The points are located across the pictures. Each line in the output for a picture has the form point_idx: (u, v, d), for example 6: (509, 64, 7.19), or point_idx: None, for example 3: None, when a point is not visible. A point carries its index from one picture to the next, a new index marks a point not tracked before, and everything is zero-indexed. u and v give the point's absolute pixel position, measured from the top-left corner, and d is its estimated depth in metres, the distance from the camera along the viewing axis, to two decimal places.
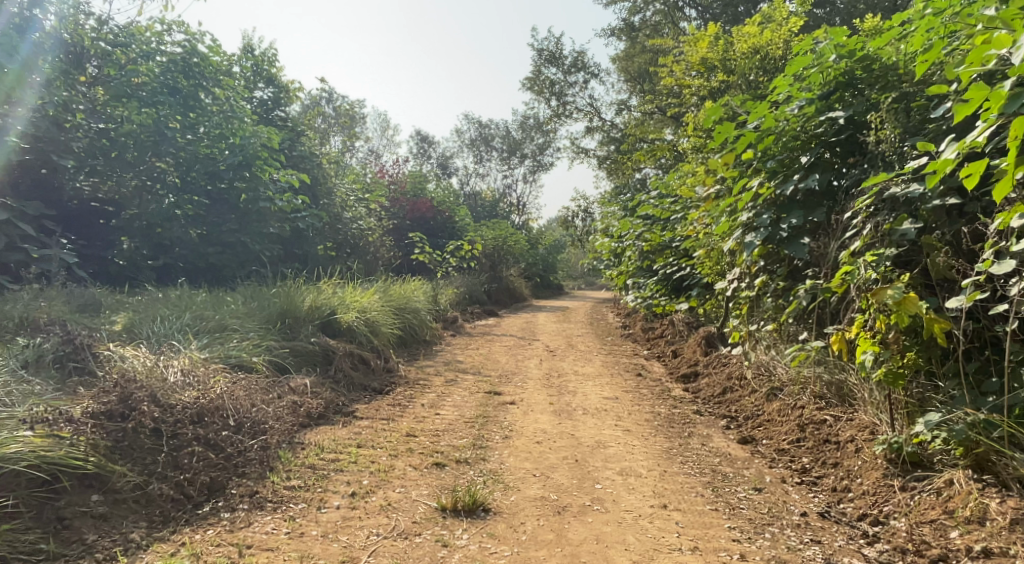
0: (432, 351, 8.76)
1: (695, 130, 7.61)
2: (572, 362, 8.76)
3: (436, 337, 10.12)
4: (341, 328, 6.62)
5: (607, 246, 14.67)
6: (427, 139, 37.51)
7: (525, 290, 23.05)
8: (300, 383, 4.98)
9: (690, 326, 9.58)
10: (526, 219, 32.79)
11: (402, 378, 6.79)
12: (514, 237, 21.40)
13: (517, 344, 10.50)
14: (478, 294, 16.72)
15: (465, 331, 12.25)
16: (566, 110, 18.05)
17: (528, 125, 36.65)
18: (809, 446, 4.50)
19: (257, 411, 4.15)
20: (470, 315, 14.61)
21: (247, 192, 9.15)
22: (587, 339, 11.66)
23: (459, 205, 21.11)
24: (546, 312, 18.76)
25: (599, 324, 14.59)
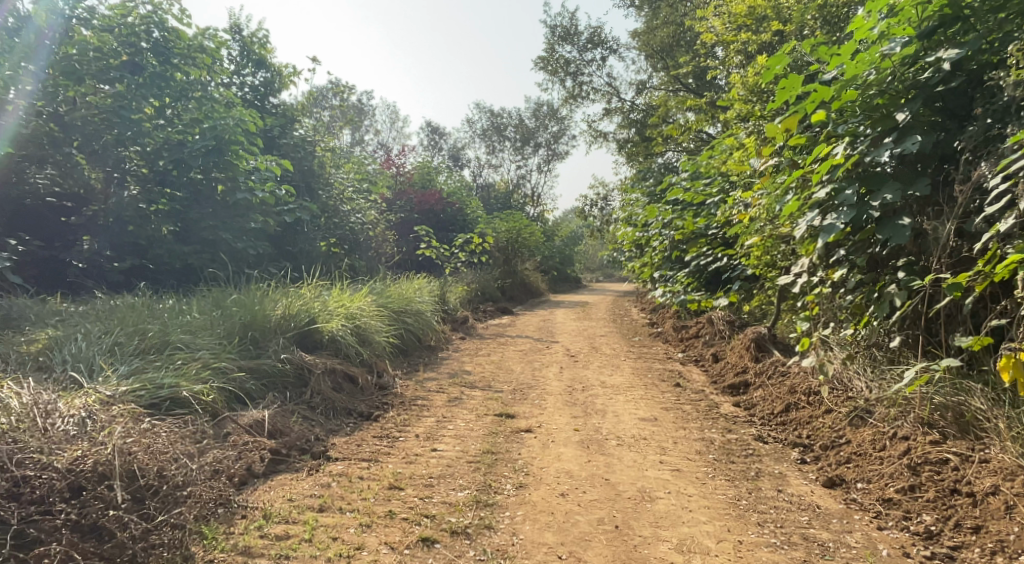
0: (437, 360, 7.69)
1: (742, 94, 6.41)
2: (596, 370, 7.63)
3: (444, 342, 9.05)
4: (322, 340, 5.56)
5: (630, 235, 13.49)
6: (438, 130, 36.45)
7: (542, 285, 21.96)
8: (257, 418, 3.95)
9: (730, 324, 8.42)
10: (541, 210, 31.64)
11: (397, 397, 5.72)
12: (529, 229, 20.29)
13: (534, 347, 9.41)
14: (491, 291, 15.65)
15: (477, 333, 11.18)
16: (582, 91, 16.83)
17: (542, 113, 35.42)
18: (928, 496, 3.38)
19: (180, 466, 3.12)
20: (482, 314, 13.55)
21: (226, 184, 7.90)
22: (612, 339, 10.53)
23: (471, 197, 20.01)
24: (564, 308, 17.65)
25: (623, 320, 13.46)
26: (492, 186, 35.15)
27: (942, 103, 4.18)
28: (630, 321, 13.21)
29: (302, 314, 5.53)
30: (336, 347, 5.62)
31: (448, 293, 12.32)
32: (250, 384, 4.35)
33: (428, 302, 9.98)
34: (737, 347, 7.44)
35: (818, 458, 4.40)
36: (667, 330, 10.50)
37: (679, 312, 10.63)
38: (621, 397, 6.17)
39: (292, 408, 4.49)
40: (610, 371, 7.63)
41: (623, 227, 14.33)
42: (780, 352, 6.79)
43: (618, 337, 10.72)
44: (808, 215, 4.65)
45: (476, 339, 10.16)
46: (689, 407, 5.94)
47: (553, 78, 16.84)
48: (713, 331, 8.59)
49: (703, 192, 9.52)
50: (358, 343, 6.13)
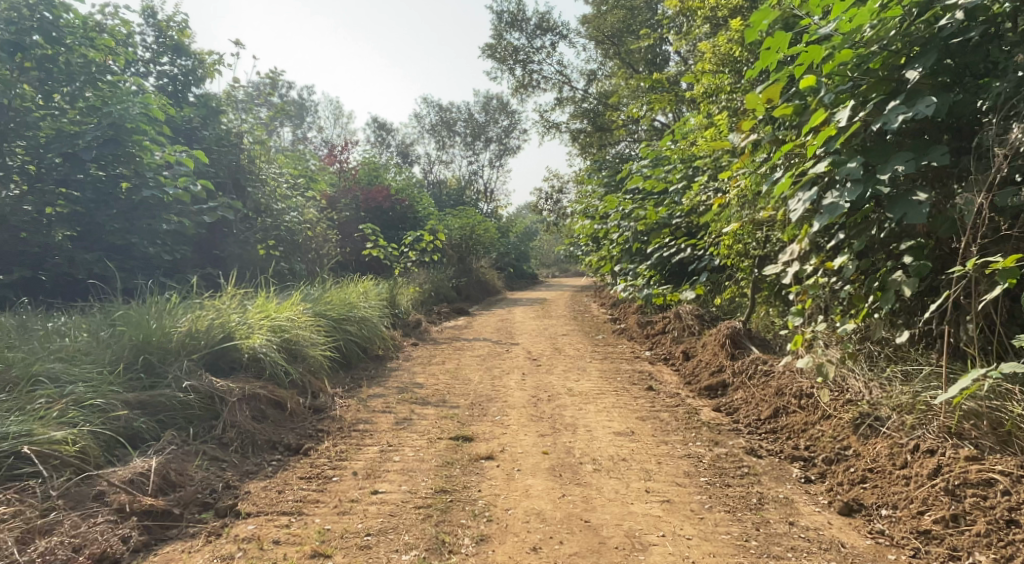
0: (384, 372, 6.89)
1: (711, 65, 5.81)
2: (561, 375, 6.96)
3: (393, 350, 8.27)
4: (240, 359, 4.73)
5: (589, 228, 12.88)
6: (385, 127, 35.33)
7: (497, 283, 21.23)
8: (133, 473, 3.24)
9: (701, 319, 7.86)
10: (493, 206, 30.87)
11: (334, 420, 4.93)
12: (483, 225, 19.55)
13: (492, 351, 8.68)
14: (444, 292, 14.86)
15: (429, 337, 10.38)
16: (532, 80, 16.14)
17: (491, 107, 34.65)
18: (979, 533, 2.85)
19: None
20: (435, 316, 12.74)
21: (130, 180, 6.91)
22: (575, 338, 9.88)
23: (420, 193, 19.13)
24: (522, 306, 16.96)
25: (584, 317, 12.84)
26: (443, 183, 34.24)
27: (951, 62, 3.66)
28: (592, 318, 12.60)
29: (216, 329, 4.69)
30: (258, 367, 4.80)
31: (398, 296, 11.48)
32: (138, 423, 3.63)
33: (374, 307, 9.16)
34: (710, 343, 6.85)
35: (823, 475, 3.81)
36: (631, 326, 9.90)
37: (643, 307, 10.05)
38: (591, 407, 5.50)
39: (197, 447, 3.72)
40: (576, 375, 6.96)
41: (579, 220, 13.69)
42: (758, 348, 6.22)
43: (580, 336, 10.08)
44: (802, 193, 4.02)
45: (428, 344, 9.39)
46: (667, 415, 5.30)
47: (502, 67, 16.10)
48: (682, 326, 8.00)
49: (667, 179, 8.94)
50: (285, 359, 5.30)
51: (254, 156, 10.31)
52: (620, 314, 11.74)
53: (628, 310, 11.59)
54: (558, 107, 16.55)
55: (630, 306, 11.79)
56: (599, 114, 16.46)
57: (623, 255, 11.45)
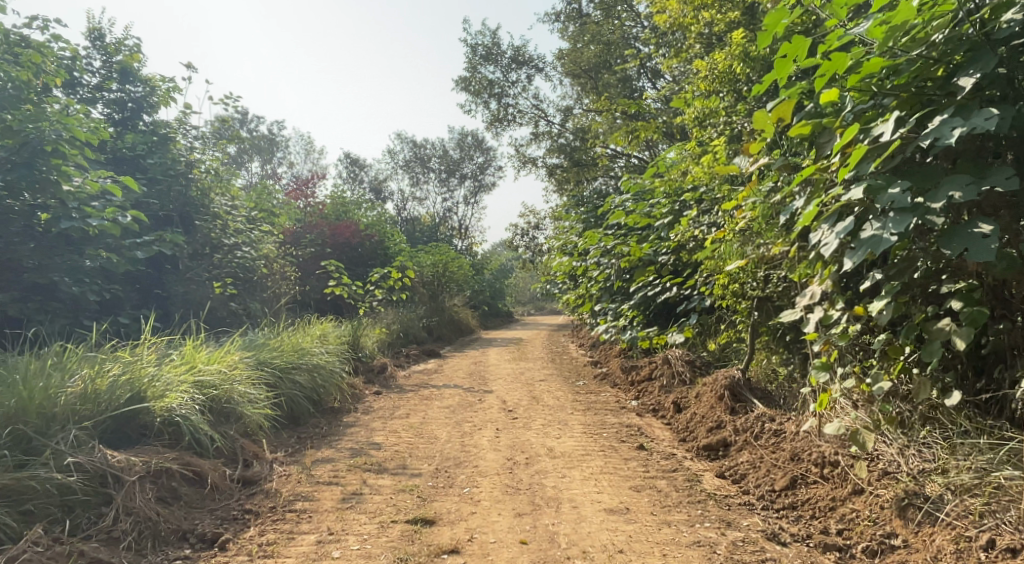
0: (340, 429, 6.06)
1: (705, 85, 5.23)
2: (539, 430, 6.21)
3: (351, 401, 7.45)
4: (153, 424, 3.93)
5: (567, 266, 12.24)
6: (358, 162, 34.69)
7: (471, 322, 20.41)
8: None
9: (691, 366, 7.18)
10: (467, 244, 30.20)
11: (268, 498, 4.11)
12: (455, 262, 18.82)
13: (463, 400, 7.91)
14: (413, 333, 14.07)
15: (395, 384, 9.55)
16: (507, 114, 15.63)
17: (466, 143, 34.29)
18: None
19: None
20: (402, 359, 11.92)
21: (50, 210, 6.12)
22: (553, 384, 9.13)
23: (391, 229, 18.41)
24: (496, 346, 16.16)
25: (562, 360, 12.10)
26: (417, 219, 33.57)
27: (1005, 72, 3.10)
28: (570, 361, 11.88)
29: (122, 387, 3.89)
30: (174, 434, 4.01)
31: (362, 338, 10.67)
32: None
33: (332, 352, 8.37)
34: (704, 394, 6.17)
35: None
36: (614, 370, 9.20)
37: (625, 350, 9.36)
38: (576, 473, 4.75)
39: (73, 547, 2.97)
40: (556, 430, 6.21)
41: (556, 257, 13.05)
42: (760, 403, 5.55)
43: (558, 382, 9.35)
44: (830, 224, 3.37)
45: (393, 392, 8.58)
46: (664, 483, 4.56)
47: (476, 100, 15.58)
48: (670, 372, 7.33)
49: (653, 213, 8.35)
50: (209, 421, 4.49)
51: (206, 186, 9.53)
52: (600, 356, 11.09)
53: (609, 351, 10.93)
54: (533, 142, 16.02)
55: (610, 348, 11.14)
56: (576, 149, 15.98)
57: (603, 294, 10.79)
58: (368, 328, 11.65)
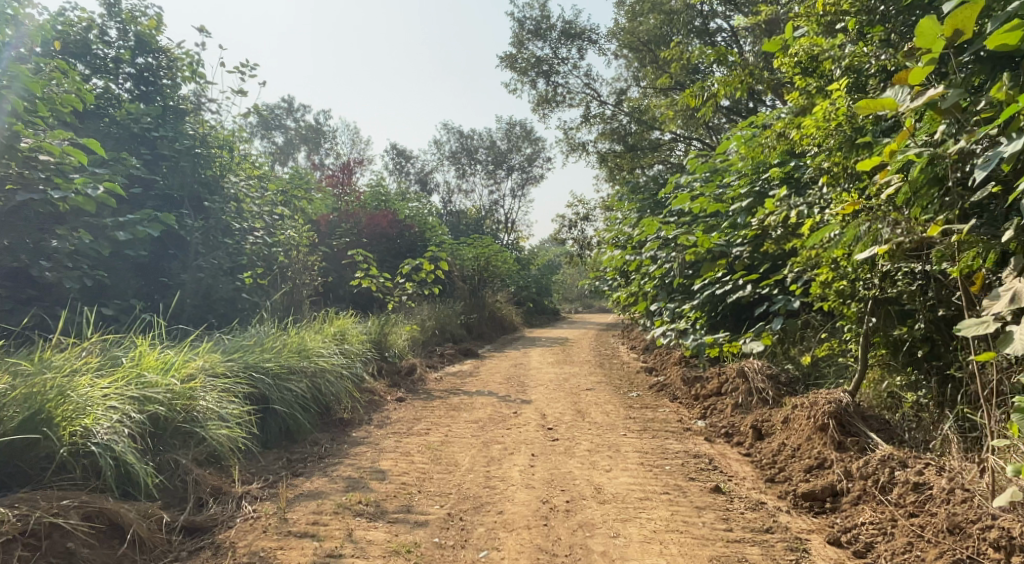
0: (341, 449, 4.99)
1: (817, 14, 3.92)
2: (585, 457, 5.02)
3: (365, 410, 6.39)
4: (55, 455, 3.15)
5: (619, 259, 10.96)
6: (404, 153, 33.94)
7: (515, 319, 19.27)
8: None
9: (774, 382, 5.85)
10: (514, 238, 29.04)
11: (212, 559, 3.07)
12: (499, 255, 17.69)
13: (496, 411, 6.78)
14: (449, 331, 13.02)
15: (422, 388, 8.47)
16: (556, 95, 14.40)
17: (514, 134, 33.13)
18: None
19: None
20: (435, 360, 10.86)
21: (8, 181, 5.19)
22: (602, 394, 7.89)
23: (432, 219, 17.41)
24: (540, 346, 14.98)
25: (613, 364, 10.81)
26: (462, 212, 32.59)
27: None
28: (620, 366, 10.60)
29: (13, 407, 3.15)
30: (89, 470, 3.22)
31: (390, 336, 9.65)
32: None
33: (349, 352, 7.33)
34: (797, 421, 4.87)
35: None
36: (673, 380, 7.91)
37: (686, 358, 8.06)
38: (633, 531, 3.56)
39: None
40: (605, 458, 5.01)
41: (607, 250, 11.78)
42: (878, 440, 4.24)
43: (607, 391, 8.10)
44: None
45: (417, 400, 7.50)
46: (758, 553, 3.34)
47: (522, 80, 14.37)
48: (746, 388, 6.02)
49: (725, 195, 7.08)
50: (147, 448, 3.57)
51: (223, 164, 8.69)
52: (655, 362, 9.79)
53: (666, 357, 9.61)
54: (584, 126, 14.73)
55: (667, 354, 9.83)
56: (631, 133, 14.62)
57: (660, 292, 9.50)
58: (398, 325, 10.62)
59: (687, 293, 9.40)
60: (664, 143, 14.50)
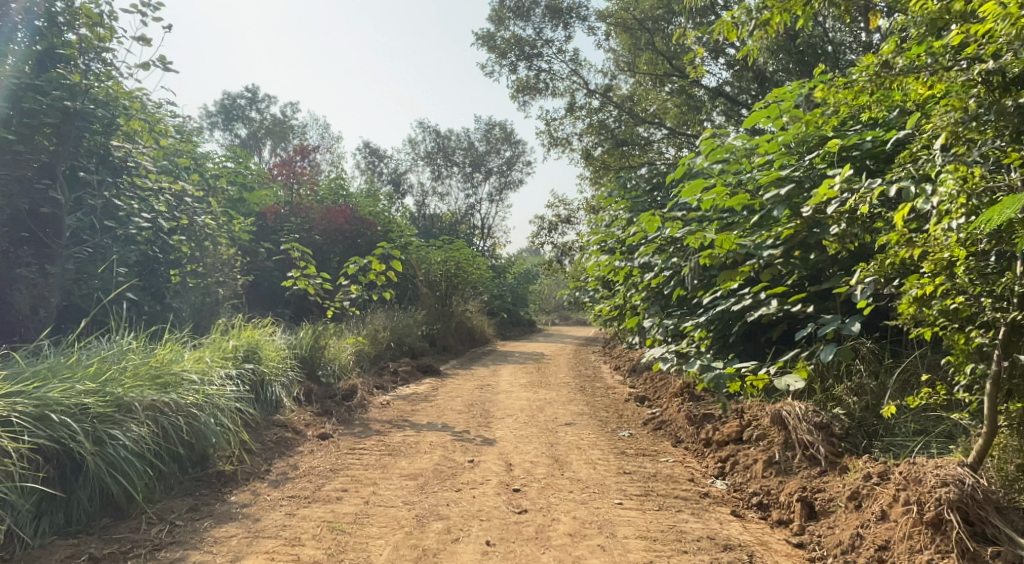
0: (196, 536, 3.30)
1: None
2: (564, 549, 3.39)
3: (261, 455, 4.71)
4: None
5: (607, 265, 9.33)
6: (377, 152, 32.15)
7: (486, 331, 17.59)
8: None
9: (825, 434, 4.26)
10: (490, 245, 27.35)
11: None
12: (471, 260, 16.02)
13: (445, 458, 5.12)
14: (407, 344, 11.33)
15: (360, 418, 6.78)
16: (538, 82, 12.81)
17: (493, 136, 31.49)
18: None
19: None
20: (385, 380, 9.18)
21: None
22: (586, 433, 6.26)
23: (396, 218, 15.70)
24: (513, 363, 13.33)
25: (596, 390, 9.19)
26: (435, 215, 30.84)
27: None
28: (604, 392, 8.98)
29: None
30: None
31: (328, 351, 7.95)
32: None
33: (250, 375, 5.63)
34: (878, 501, 3.34)
35: None
36: (675, 416, 6.30)
37: (690, 390, 6.51)
38: None
39: None
40: (594, 551, 3.39)
41: (593, 256, 10.16)
42: None
43: (592, 428, 6.48)
44: None
45: (346, 438, 5.81)
46: None
47: (501, 62, 12.73)
48: (785, 439, 4.43)
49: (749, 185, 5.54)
50: None
51: (124, 133, 7.02)
52: (647, 391, 8.19)
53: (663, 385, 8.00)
54: (569, 118, 13.15)
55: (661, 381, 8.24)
56: (621, 128, 13.07)
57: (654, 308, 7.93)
58: (341, 337, 8.91)
59: (688, 308, 7.87)
60: (658, 141, 12.99)
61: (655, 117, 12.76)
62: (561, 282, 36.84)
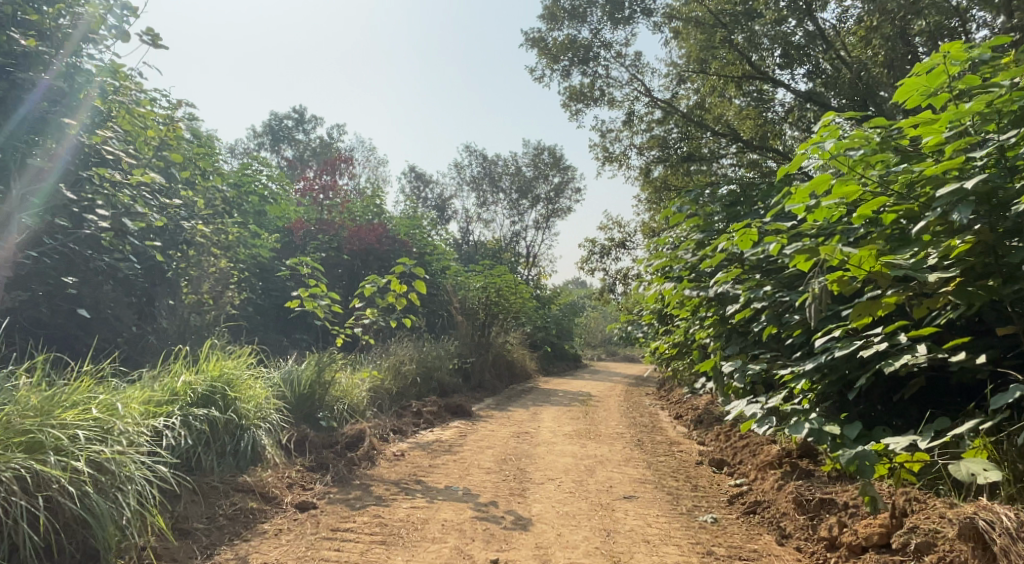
0: None
1: None
2: None
3: (184, 551, 3.48)
4: None
5: (674, 294, 7.80)
6: (422, 176, 31.29)
7: (528, 367, 16.10)
8: None
9: None
10: (535, 275, 25.93)
11: None
12: (513, 288, 14.63)
13: (457, 555, 3.69)
14: (436, 379, 9.98)
15: (362, 477, 5.42)
16: (593, 89, 11.48)
17: (542, 161, 30.31)
18: None
19: None
20: (403, 423, 7.83)
21: None
22: (653, 516, 4.78)
23: (434, 239, 14.47)
24: (556, 404, 11.81)
25: (657, 447, 7.62)
26: (479, 241, 29.62)
27: None
28: (665, 450, 7.41)
29: None
30: None
31: (333, 388, 6.64)
32: None
33: (205, 421, 4.33)
34: None
35: None
36: (778, 501, 4.79)
37: (801, 471, 5.00)
38: None
39: None
40: None
41: (655, 283, 8.63)
42: None
43: (659, 508, 4.99)
44: None
45: (333, 509, 4.44)
46: None
47: (553, 67, 11.44)
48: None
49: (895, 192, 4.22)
50: None
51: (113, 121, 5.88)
52: (728, 460, 6.59)
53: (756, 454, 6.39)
54: (627, 131, 11.74)
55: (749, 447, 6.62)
56: (686, 142, 11.61)
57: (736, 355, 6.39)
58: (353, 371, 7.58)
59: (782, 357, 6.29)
60: (729, 158, 11.48)
61: (726, 131, 11.25)
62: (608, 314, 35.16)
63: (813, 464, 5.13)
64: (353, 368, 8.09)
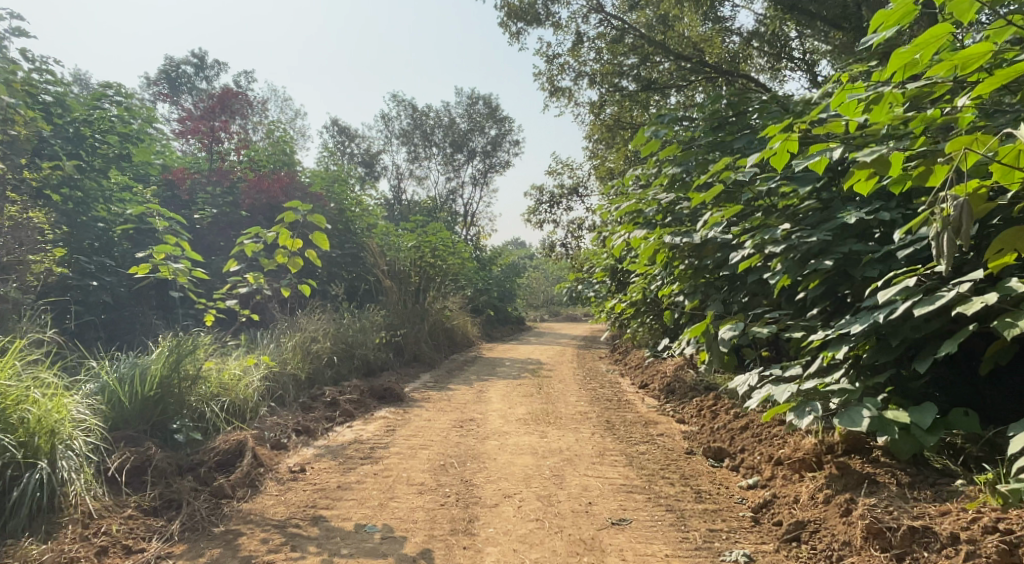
0: None
1: None
2: None
3: None
4: None
5: (654, 243, 6.20)
6: (347, 130, 28.80)
7: (470, 333, 14.49)
8: None
9: None
10: (474, 234, 24.18)
11: None
12: (450, 246, 12.90)
13: None
14: (359, 358, 8.24)
15: (232, 519, 3.72)
16: (535, 6, 9.68)
17: (476, 112, 28.29)
18: None
19: None
20: (311, 421, 6.10)
21: None
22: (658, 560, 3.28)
23: (357, 192, 12.51)
24: (503, 376, 10.27)
25: (633, 432, 6.18)
26: (412, 200, 27.52)
27: None
28: (643, 436, 5.95)
29: None
30: None
31: (201, 384, 4.85)
32: None
33: None
34: None
35: None
36: (834, 525, 3.36)
37: (854, 477, 3.59)
38: None
39: None
40: None
41: (622, 231, 7.06)
42: None
43: (663, 543, 3.49)
44: None
45: None
46: None
47: None
48: None
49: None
50: None
51: None
52: (728, 448, 5.14)
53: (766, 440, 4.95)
54: (576, 58, 10.04)
55: (754, 432, 5.18)
56: (643, 69, 10.04)
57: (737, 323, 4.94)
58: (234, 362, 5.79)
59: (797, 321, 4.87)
60: (695, 85, 9.93)
61: (690, 53, 9.69)
62: (551, 272, 33.88)
63: (869, 464, 3.70)
64: (237, 354, 6.25)
